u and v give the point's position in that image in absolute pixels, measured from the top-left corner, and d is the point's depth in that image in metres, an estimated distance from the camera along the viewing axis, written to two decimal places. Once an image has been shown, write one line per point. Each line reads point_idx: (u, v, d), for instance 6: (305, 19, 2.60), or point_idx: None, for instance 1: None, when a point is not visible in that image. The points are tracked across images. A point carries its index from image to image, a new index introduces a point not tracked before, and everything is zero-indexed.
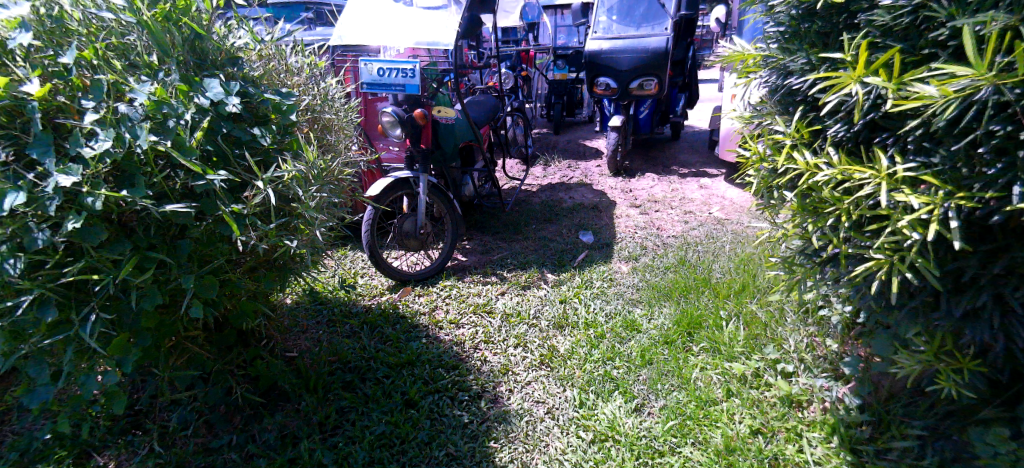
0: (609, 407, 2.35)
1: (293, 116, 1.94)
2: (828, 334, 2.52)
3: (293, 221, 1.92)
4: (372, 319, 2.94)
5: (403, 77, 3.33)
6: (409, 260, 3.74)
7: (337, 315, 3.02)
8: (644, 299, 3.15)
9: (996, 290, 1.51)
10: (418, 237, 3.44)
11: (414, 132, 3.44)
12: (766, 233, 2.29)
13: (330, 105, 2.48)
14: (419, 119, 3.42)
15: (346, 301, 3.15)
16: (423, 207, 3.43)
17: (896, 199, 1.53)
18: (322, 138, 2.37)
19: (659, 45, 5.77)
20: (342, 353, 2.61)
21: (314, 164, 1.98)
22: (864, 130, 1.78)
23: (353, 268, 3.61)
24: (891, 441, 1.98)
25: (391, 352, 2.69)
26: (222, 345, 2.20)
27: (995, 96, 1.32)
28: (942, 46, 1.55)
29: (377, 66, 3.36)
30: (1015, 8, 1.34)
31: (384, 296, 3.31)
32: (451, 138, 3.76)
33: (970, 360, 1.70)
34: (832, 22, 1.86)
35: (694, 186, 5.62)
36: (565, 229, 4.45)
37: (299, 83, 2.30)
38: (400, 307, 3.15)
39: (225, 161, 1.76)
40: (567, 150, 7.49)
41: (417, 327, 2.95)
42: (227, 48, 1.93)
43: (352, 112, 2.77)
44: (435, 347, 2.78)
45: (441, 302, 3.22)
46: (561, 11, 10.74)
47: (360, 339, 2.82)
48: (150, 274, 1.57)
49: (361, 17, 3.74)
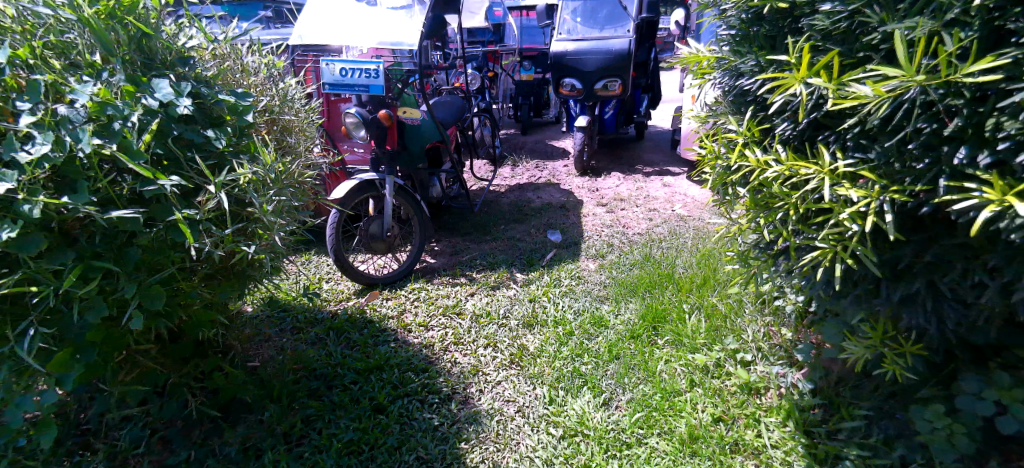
0: (578, 403, 2.40)
1: (249, 117, 1.93)
2: (783, 323, 2.67)
3: (251, 226, 1.90)
4: (339, 324, 2.92)
5: (366, 77, 3.31)
6: (376, 263, 3.71)
7: (302, 323, 2.98)
8: (611, 295, 3.22)
9: (928, 277, 1.60)
10: (385, 240, 3.42)
11: (380, 133, 3.42)
12: (723, 228, 2.39)
13: (290, 106, 2.45)
14: (384, 119, 3.40)
15: (311, 307, 3.11)
16: (390, 209, 3.41)
17: (838, 193, 1.61)
18: (282, 140, 2.34)
19: (622, 47, 5.92)
20: (307, 360, 2.58)
21: (272, 167, 1.95)
22: (808, 129, 1.89)
23: (317, 273, 3.56)
24: (841, 422, 2.09)
25: (359, 358, 2.68)
26: (180, 356, 2.14)
27: (922, 96, 1.41)
28: (875, 49, 1.66)
29: (339, 66, 3.31)
30: (937, 14, 1.45)
31: (351, 300, 3.28)
32: (418, 139, 3.75)
33: (910, 343, 1.80)
34: (778, 26, 2.00)
35: (658, 184, 5.76)
36: (533, 229, 4.49)
37: (256, 84, 2.28)
38: (367, 312, 3.12)
39: (176, 165, 1.73)
40: (534, 150, 7.57)
41: (385, 331, 2.94)
42: (178, 48, 1.90)
43: (313, 113, 2.72)
44: (404, 350, 2.78)
45: (409, 305, 3.21)
46: (526, 13, 10.93)
47: (326, 346, 2.79)
48: (95, 283, 1.53)
49: (322, 17, 3.70)
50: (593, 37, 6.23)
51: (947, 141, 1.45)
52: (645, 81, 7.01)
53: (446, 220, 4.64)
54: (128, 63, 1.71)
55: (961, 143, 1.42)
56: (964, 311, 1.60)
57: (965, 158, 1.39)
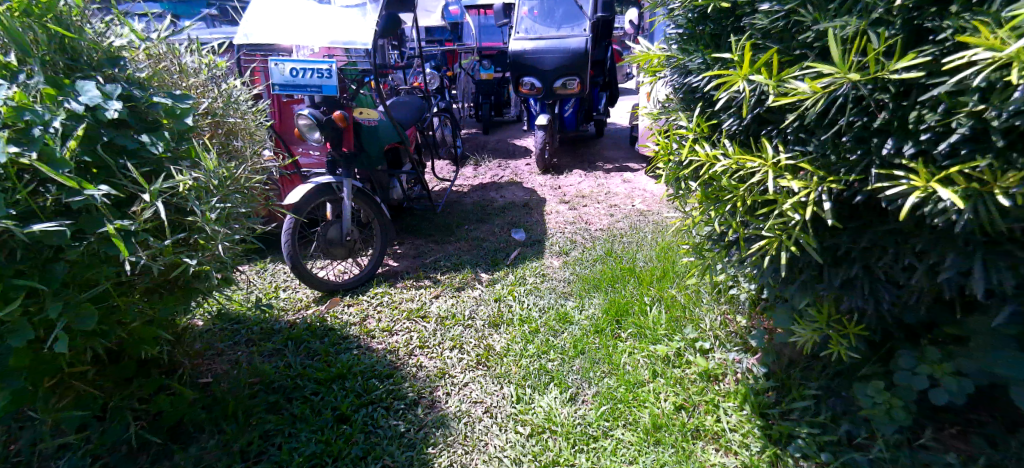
0: (545, 400, 2.43)
1: (189, 119, 1.86)
2: (738, 310, 2.80)
3: (193, 236, 1.84)
4: (298, 334, 2.86)
5: (319, 77, 3.25)
6: (336, 269, 3.65)
7: (259, 335, 2.90)
8: (575, 291, 3.27)
9: (865, 262, 1.70)
10: (345, 244, 3.37)
11: (335, 135, 3.35)
12: (678, 221, 2.47)
13: (235, 108, 2.38)
14: (339, 121, 3.34)
15: (268, 318, 3.03)
16: (349, 213, 3.35)
17: (781, 184, 1.69)
18: (227, 145, 2.27)
19: (578, 46, 5.99)
20: (264, 374, 2.51)
21: (215, 173, 1.90)
22: (753, 124, 1.97)
23: (274, 282, 3.49)
24: (793, 403, 2.19)
25: (320, 368, 2.63)
26: (120, 377, 2.03)
27: (853, 92, 1.50)
28: (810, 47, 1.74)
29: (290, 66, 3.25)
30: (864, 14, 1.53)
31: (310, 308, 3.22)
32: (376, 141, 3.70)
33: (851, 325, 1.90)
34: (722, 25, 2.08)
35: (619, 181, 5.87)
36: (497, 228, 4.50)
37: (196, 85, 2.22)
38: (328, 320, 3.07)
39: (107, 172, 1.66)
40: (497, 150, 7.56)
41: (347, 338, 2.90)
42: (107, 48, 1.81)
43: (261, 115, 2.65)
44: (368, 357, 2.75)
45: (372, 311, 3.17)
46: (483, 12, 10.94)
47: (285, 357, 2.72)
48: (17, 304, 1.45)
49: (270, 16, 3.60)
50: (551, 36, 6.29)
51: (876, 133, 1.53)
52: (602, 79, 7.12)
53: (407, 222, 4.60)
54: (47, 64, 1.64)
55: (888, 136, 1.51)
56: (898, 293, 1.70)
57: (892, 149, 1.47)
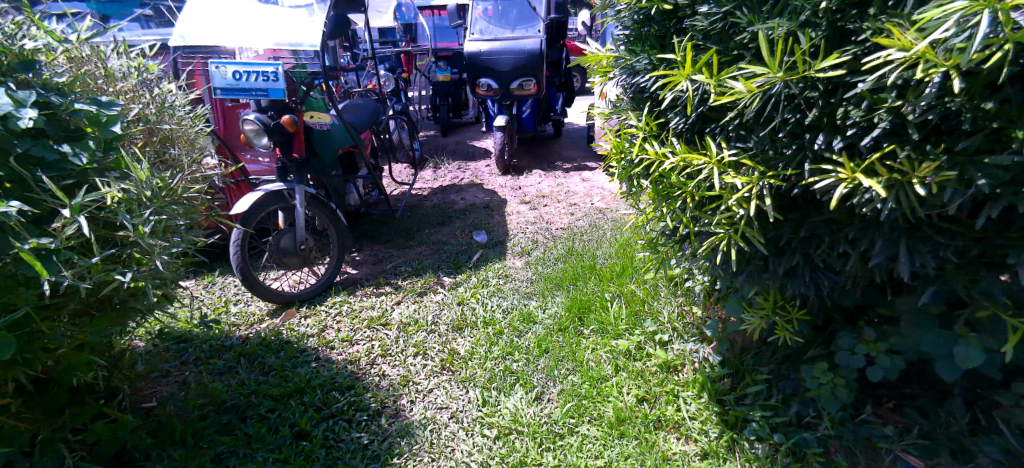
0: (511, 401, 2.44)
1: (116, 127, 1.82)
2: (694, 302, 2.89)
3: (127, 250, 1.78)
4: (251, 350, 2.78)
5: (264, 80, 3.13)
6: (291, 280, 3.56)
7: (209, 352, 2.81)
8: (537, 291, 3.31)
9: (805, 250, 1.79)
10: (300, 253, 3.29)
11: (284, 140, 3.26)
12: (633, 217, 2.53)
13: (171, 114, 2.29)
14: (288, 125, 3.24)
15: (217, 334, 2.93)
16: (302, 221, 3.26)
17: (724, 180, 1.76)
18: (163, 153, 2.20)
19: (533, 47, 6.05)
20: (216, 393, 2.43)
21: (148, 184, 1.84)
22: (698, 122, 2.05)
23: (223, 296, 3.37)
24: (746, 388, 2.28)
25: (276, 383, 2.55)
26: (51, 407, 1.89)
27: (785, 90, 1.58)
28: (746, 47, 1.82)
29: (232, 69, 3.10)
30: (793, 16, 1.61)
31: (264, 322, 3.13)
32: (328, 146, 3.62)
33: (795, 310, 1.99)
34: (665, 26, 2.15)
35: (578, 179, 5.95)
36: (458, 231, 4.50)
37: (124, 91, 2.14)
38: (284, 333, 2.99)
39: (22, 186, 1.56)
40: (456, 151, 7.57)
41: (305, 351, 2.84)
42: (18, 52, 1.73)
43: (200, 121, 2.55)
44: (327, 369, 2.70)
45: (331, 321, 3.12)
46: (437, 12, 10.92)
47: (238, 375, 2.64)
48: None
49: (207, 17, 3.43)
50: (505, 37, 6.32)
51: (809, 129, 1.63)
52: (557, 79, 7.20)
53: (365, 229, 4.53)
54: None
55: (819, 131, 1.60)
56: (836, 278, 1.80)
57: (823, 144, 1.57)
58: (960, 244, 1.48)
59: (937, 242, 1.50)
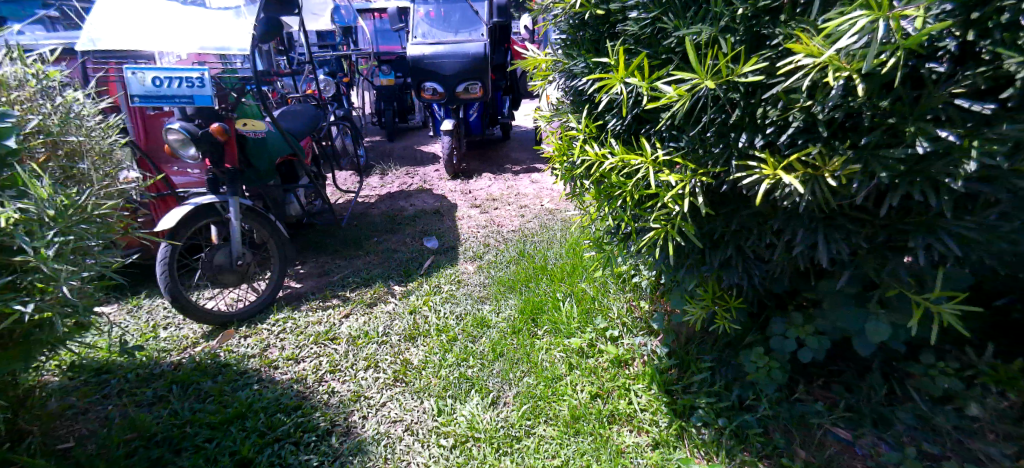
0: (467, 408, 2.44)
1: (11, 140, 1.65)
2: (642, 296, 2.98)
3: (26, 278, 1.68)
4: (185, 376, 2.64)
5: (188, 86, 2.96)
6: (228, 298, 3.42)
7: (134, 382, 2.64)
8: (491, 294, 3.32)
9: (737, 243, 1.88)
10: (236, 270, 3.14)
11: (215, 149, 3.12)
12: (578, 217, 2.59)
13: (77, 125, 2.16)
14: (218, 134, 3.08)
15: (146, 362, 2.77)
16: (239, 235, 3.14)
17: (660, 178, 1.83)
18: (70, 168, 2.07)
19: (477, 51, 6.06)
20: (145, 426, 2.28)
21: (49, 201, 1.74)
22: (634, 123, 2.13)
23: (152, 320, 3.20)
24: (692, 377, 2.38)
25: (214, 410, 2.43)
26: None
27: (710, 93, 1.67)
28: (673, 51, 1.91)
29: (151, 75, 2.94)
30: (714, 21, 1.70)
31: (198, 345, 2.99)
32: (264, 155, 3.50)
33: (732, 300, 2.10)
34: (599, 30, 2.22)
35: (527, 181, 6.02)
36: (408, 238, 4.45)
37: (19, 100, 1.97)
38: (222, 355, 2.87)
39: None
40: (403, 157, 7.48)
41: (246, 373, 2.73)
42: None
43: (111, 131, 2.40)
44: (271, 390, 2.60)
45: (274, 340, 3.02)
46: (378, 16, 10.86)
47: (169, 404, 2.49)
48: None
49: (121, 19, 3.22)
50: (448, 41, 6.29)
51: (733, 128, 1.72)
52: (503, 82, 7.24)
53: (310, 240, 4.41)
54: None
55: (742, 130, 1.70)
56: (765, 267, 1.91)
57: (746, 142, 1.66)
58: (868, 231, 1.61)
59: (850, 230, 1.62)
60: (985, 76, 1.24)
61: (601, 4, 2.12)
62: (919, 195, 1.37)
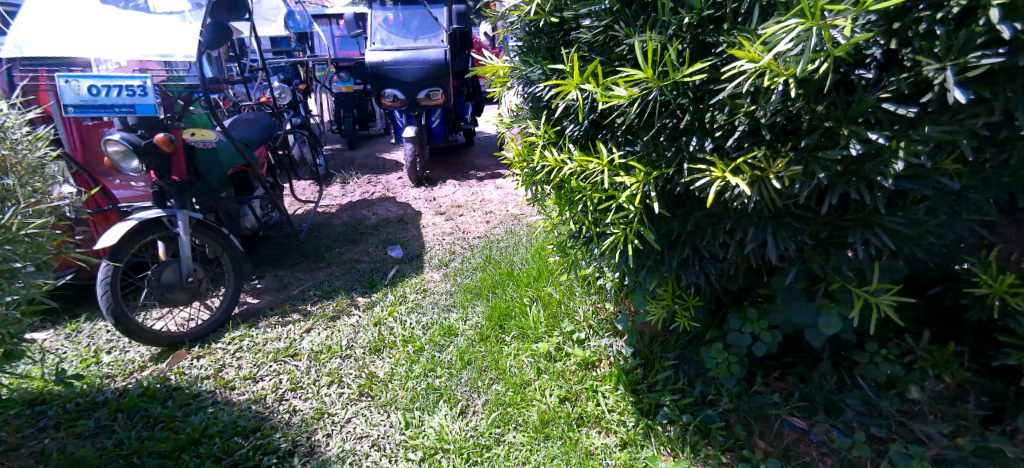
0: (435, 419, 2.42)
1: None
2: (607, 298, 3.03)
3: None
4: (131, 403, 2.52)
5: (129, 95, 2.79)
6: (178, 318, 3.30)
7: (73, 413, 2.49)
8: (457, 302, 3.31)
9: (693, 243, 1.94)
10: (187, 287, 3.03)
11: (160, 162, 3.00)
12: (541, 222, 2.61)
13: (2, 139, 2.04)
14: (162, 145, 2.93)
15: (87, 391, 2.63)
16: (188, 250, 3.02)
17: (617, 182, 1.87)
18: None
19: (437, 57, 6.04)
20: (88, 459, 2.17)
21: None
22: (591, 128, 2.17)
23: (94, 345, 3.06)
24: (657, 375, 2.43)
25: (166, 437, 2.33)
26: None
27: (660, 96, 1.72)
28: (625, 58, 1.96)
29: (87, 83, 2.74)
30: (663, 29, 1.75)
31: (146, 369, 2.87)
32: (216, 166, 3.42)
33: (692, 299, 2.16)
34: (554, 38, 2.26)
35: (492, 187, 6.03)
36: (372, 247, 4.40)
37: None
38: (172, 378, 2.77)
39: None
40: (364, 165, 7.38)
41: (200, 396, 2.64)
42: None
43: (42, 145, 2.27)
44: (227, 413, 2.51)
45: (229, 359, 2.93)
46: (336, 21, 10.79)
47: (114, 434, 2.37)
48: None
49: (51, 21, 3.00)
50: (408, 47, 6.25)
51: (684, 133, 1.79)
52: (465, 88, 7.23)
53: (267, 254, 4.30)
54: None
55: (693, 134, 1.76)
56: (721, 266, 1.98)
57: (696, 145, 1.73)
58: (812, 228, 1.68)
59: (795, 228, 1.70)
60: (908, 81, 1.33)
61: (554, 13, 2.17)
62: (855, 193, 1.45)
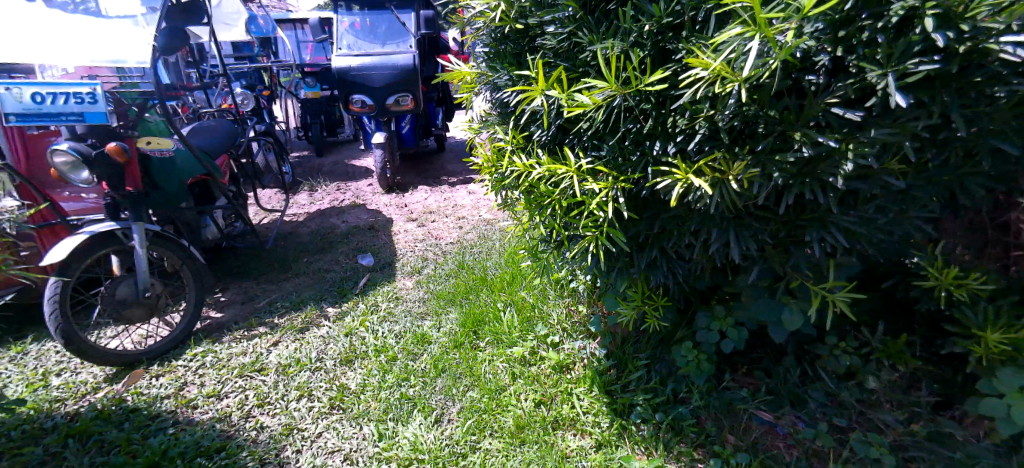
0: (409, 429, 2.40)
1: None
2: (580, 301, 3.06)
3: None
4: (82, 427, 2.41)
5: (78, 102, 2.67)
6: (135, 335, 3.19)
7: (18, 441, 2.36)
8: (431, 310, 3.30)
9: (661, 245, 1.98)
10: (144, 303, 2.93)
11: (113, 172, 2.87)
12: (512, 227, 2.63)
13: None
14: (115, 155, 2.84)
15: (35, 416, 2.51)
16: (145, 263, 2.92)
17: (585, 186, 1.90)
18: None
19: (406, 62, 6.00)
20: None
21: None
22: (558, 133, 2.20)
23: (43, 367, 2.93)
24: (630, 375, 2.47)
25: (123, 461, 2.24)
26: None
27: (624, 103, 1.75)
28: (589, 65, 2.00)
29: (31, 90, 2.59)
30: (625, 36, 1.79)
31: (99, 391, 2.76)
32: (174, 176, 3.32)
33: (661, 299, 2.20)
34: (519, 44, 2.28)
35: (464, 192, 6.02)
36: (342, 256, 4.34)
37: None
38: (129, 399, 2.67)
39: None
40: (333, 172, 7.27)
41: (160, 416, 2.55)
42: None
43: None
44: (189, 433, 2.44)
45: (191, 377, 2.84)
46: (301, 26, 10.67)
47: (66, 461, 2.27)
48: None
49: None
50: (376, 52, 6.20)
51: (648, 137, 1.83)
52: (435, 94, 7.20)
53: (231, 266, 4.19)
54: None
55: (656, 138, 1.81)
56: (688, 266, 2.03)
57: (659, 150, 1.77)
58: (771, 227, 1.74)
59: (756, 228, 1.76)
60: (854, 87, 1.39)
61: (520, 19, 2.17)
62: (809, 194, 1.52)
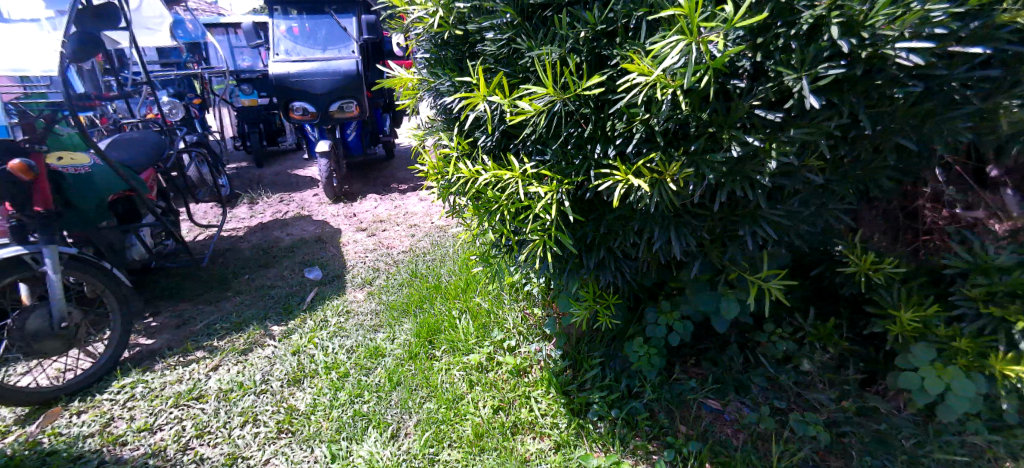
0: (364, 447, 2.35)
1: None
2: (535, 303, 3.08)
3: None
4: None
5: None
6: (52, 370, 2.97)
7: None
8: (384, 322, 3.24)
9: (607, 245, 2.03)
10: (59, 334, 2.72)
11: (19, 189, 2.71)
12: (462, 233, 2.62)
13: None
14: (17, 171, 2.63)
15: None
16: (59, 289, 2.72)
17: (530, 191, 1.92)
18: None
19: (349, 68, 5.86)
20: None
21: None
22: (502, 138, 2.22)
23: None
24: (586, 374, 2.52)
25: None
26: None
27: (564, 107, 1.79)
28: (529, 70, 2.02)
29: None
30: (562, 42, 1.82)
31: (9, 435, 2.56)
32: (93, 193, 3.11)
33: (611, 298, 2.26)
34: (460, 50, 2.28)
35: (415, 200, 5.96)
36: (287, 270, 4.21)
37: None
38: (45, 440, 2.48)
39: None
40: (275, 183, 7.02)
41: (84, 456, 2.39)
42: None
43: None
44: None
45: (119, 411, 2.67)
46: (234, 30, 10.28)
47: None
48: None
49: None
50: (316, 59, 6.03)
51: (589, 141, 1.87)
52: (381, 100, 7.07)
53: (163, 288, 3.96)
54: None
55: (597, 142, 1.85)
56: (634, 264, 2.09)
57: (600, 153, 1.82)
58: (708, 224, 1.82)
59: (695, 225, 1.83)
60: (774, 90, 1.48)
61: (458, 25, 2.16)
62: (739, 191, 1.61)
